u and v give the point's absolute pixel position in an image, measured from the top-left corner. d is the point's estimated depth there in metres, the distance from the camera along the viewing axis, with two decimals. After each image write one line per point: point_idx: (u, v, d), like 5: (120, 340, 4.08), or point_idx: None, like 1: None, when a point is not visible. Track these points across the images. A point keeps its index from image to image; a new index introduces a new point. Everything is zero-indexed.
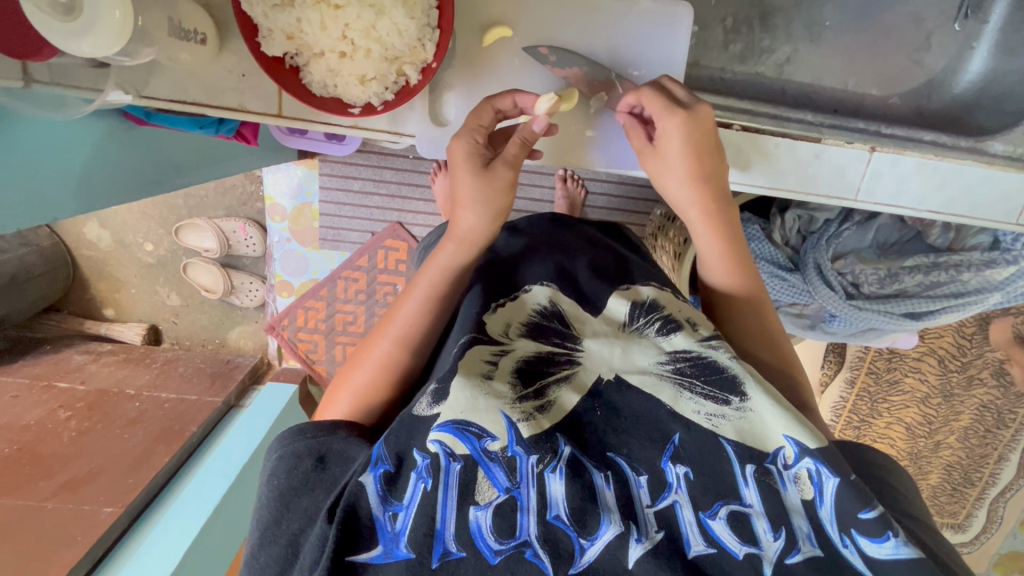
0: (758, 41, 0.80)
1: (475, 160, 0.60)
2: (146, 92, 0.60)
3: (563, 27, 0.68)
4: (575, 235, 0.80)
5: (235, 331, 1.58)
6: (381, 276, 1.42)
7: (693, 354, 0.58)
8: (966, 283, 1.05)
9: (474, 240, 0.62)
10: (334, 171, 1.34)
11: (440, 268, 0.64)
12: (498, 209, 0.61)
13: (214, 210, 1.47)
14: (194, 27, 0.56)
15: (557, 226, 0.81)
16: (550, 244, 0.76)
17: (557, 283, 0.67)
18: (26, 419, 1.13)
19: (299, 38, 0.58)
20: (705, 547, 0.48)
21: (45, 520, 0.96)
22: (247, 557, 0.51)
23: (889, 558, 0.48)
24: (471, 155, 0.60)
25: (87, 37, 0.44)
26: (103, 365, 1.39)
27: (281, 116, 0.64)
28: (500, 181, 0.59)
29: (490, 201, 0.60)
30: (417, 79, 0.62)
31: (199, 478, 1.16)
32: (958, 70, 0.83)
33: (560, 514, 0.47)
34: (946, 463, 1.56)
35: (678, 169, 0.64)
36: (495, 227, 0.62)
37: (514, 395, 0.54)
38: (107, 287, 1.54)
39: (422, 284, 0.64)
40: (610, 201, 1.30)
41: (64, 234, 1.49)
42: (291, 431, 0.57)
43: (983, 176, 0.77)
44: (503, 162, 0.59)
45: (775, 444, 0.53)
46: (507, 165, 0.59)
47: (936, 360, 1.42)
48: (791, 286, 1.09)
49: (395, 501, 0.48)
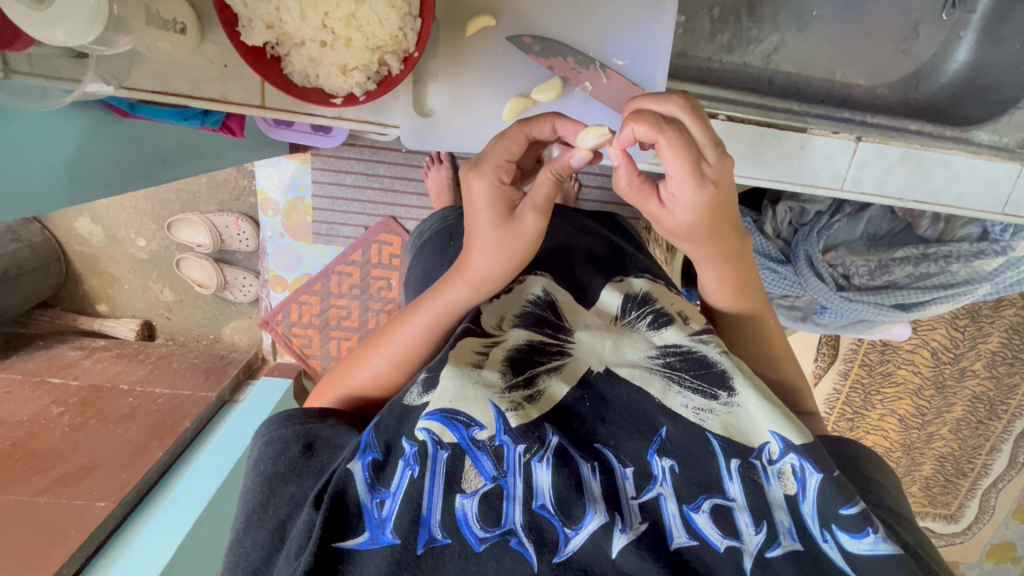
0: (746, 31, 0.80)
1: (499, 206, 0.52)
2: (127, 82, 0.59)
3: (548, 15, 0.68)
4: (566, 226, 0.79)
5: (229, 326, 1.58)
6: (374, 270, 1.42)
7: (683, 349, 0.58)
8: (956, 274, 1.05)
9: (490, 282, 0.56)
10: (325, 165, 1.33)
11: (445, 305, 0.58)
12: (519, 257, 0.54)
13: (207, 205, 1.47)
14: (174, 16, 0.56)
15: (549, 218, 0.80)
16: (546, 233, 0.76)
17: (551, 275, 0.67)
18: (20, 414, 1.14)
19: (279, 27, 0.58)
20: (688, 539, 0.48)
21: (38, 514, 0.96)
22: (230, 542, 0.52)
23: (868, 554, 0.48)
24: (493, 201, 0.51)
25: (61, 26, 0.44)
26: (97, 361, 1.39)
27: (264, 107, 0.64)
28: (525, 233, 0.52)
29: (512, 251, 0.53)
30: (400, 68, 0.61)
31: (193, 471, 1.17)
32: (946, 60, 0.83)
33: (545, 503, 0.47)
34: (939, 454, 1.57)
35: (683, 229, 0.53)
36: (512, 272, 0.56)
37: (505, 384, 0.53)
38: (100, 283, 1.54)
39: (423, 314, 0.59)
40: (603, 194, 1.30)
41: (57, 230, 1.49)
42: (279, 417, 0.56)
43: (971, 166, 0.77)
44: (530, 207, 0.51)
45: (760, 440, 0.53)
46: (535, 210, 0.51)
47: (929, 352, 1.42)
48: (783, 278, 1.10)
49: (382, 488, 0.48)
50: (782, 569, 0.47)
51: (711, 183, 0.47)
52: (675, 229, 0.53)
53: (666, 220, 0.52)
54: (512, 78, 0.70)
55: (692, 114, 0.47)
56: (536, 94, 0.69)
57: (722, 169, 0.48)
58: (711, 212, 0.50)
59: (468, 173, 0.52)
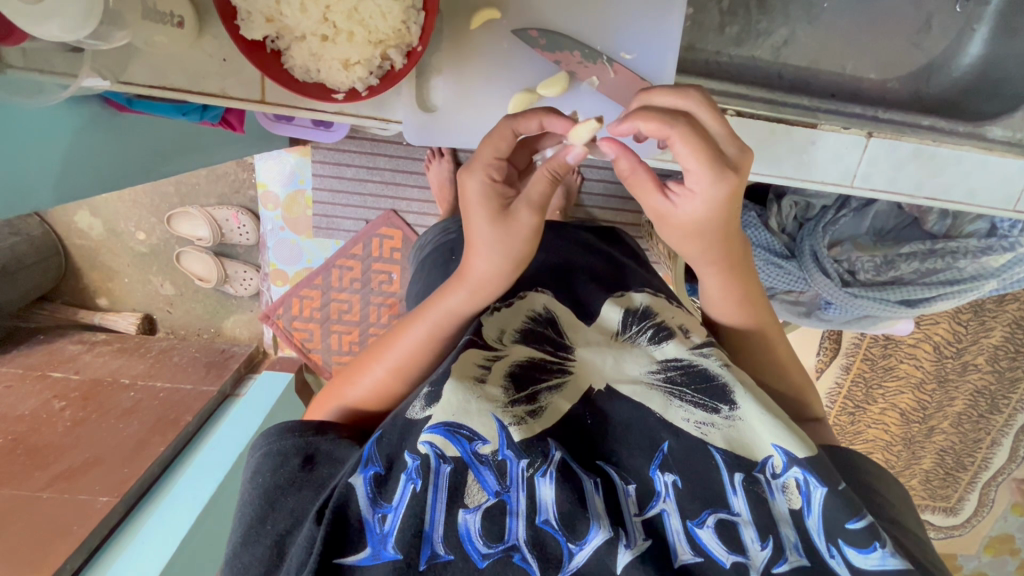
0: (755, 24, 0.78)
1: (491, 202, 0.50)
2: (124, 77, 0.58)
3: (553, 8, 0.66)
4: (566, 242, 0.79)
5: (230, 320, 1.57)
6: (375, 264, 1.41)
7: (684, 363, 0.57)
8: (962, 270, 1.04)
9: (489, 287, 0.55)
10: (326, 158, 1.32)
11: (447, 309, 0.57)
12: (516, 256, 0.52)
13: (206, 198, 1.46)
14: (171, 10, 0.55)
15: (549, 235, 0.80)
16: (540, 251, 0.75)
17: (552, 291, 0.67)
18: (21, 409, 1.13)
19: (279, 21, 0.56)
20: (692, 556, 0.48)
21: (40, 509, 0.96)
22: (229, 556, 0.51)
23: (877, 569, 0.47)
24: (489, 207, 0.50)
25: (54, 21, 0.43)
26: (98, 355, 1.39)
27: (264, 102, 0.63)
28: (520, 229, 0.50)
29: (507, 249, 0.51)
30: (402, 63, 0.60)
31: (195, 467, 1.16)
32: (959, 53, 0.81)
33: (548, 519, 0.47)
34: (939, 448, 1.57)
35: (693, 229, 0.51)
36: (511, 275, 0.54)
37: (506, 399, 0.52)
38: (100, 276, 1.53)
39: (424, 320, 0.58)
40: (606, 188, 1.29)
41: (56, 223, 1.48)
42: (278, 429, 0.56)
43: (985, 161, 0.76)
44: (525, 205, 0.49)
45: (764, 454, 0.52)
46: (530, 207, 0.49)
47: (931, 347, 1.42)
48: (786, 273, 1.09)
49: (383, 503, 0.48)
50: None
51: (730, 174, 0.46)
52: (686, 229, 0.51)
53: (678, 219, 0.50)
54: (518, 71, 0.68)
55: (706, 108, 0.47)
56: (541, 89, 0.68)
57: (740, 162, 0.47)
58: (726, 211, 0.49)
59: (462, 173, 0.51)
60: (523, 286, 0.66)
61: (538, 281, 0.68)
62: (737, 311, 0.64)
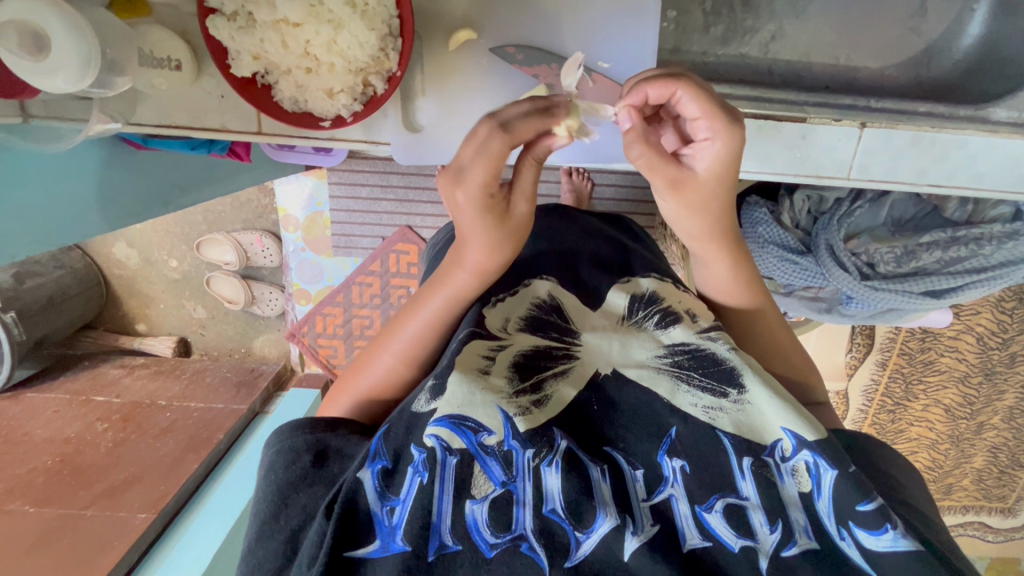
0: (741, 22, 0.78)
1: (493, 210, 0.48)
2: (133, 119, 0.63)
3: (530, 24, 0.69)
4: (572, 227, 0.80)
5: (260, 339, 1.63)
6: (393, 280, 1.44)
7: (691, 347, 0.57)
8: (989, 258, 1.00)
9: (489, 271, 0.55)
10: (342, 180, 1.36)
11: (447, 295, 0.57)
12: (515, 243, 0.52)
13: (232, 224, 1.53)
14: (167, 54, 0.59)
15: (555, 219, 0.81)
16: (547, 239, 0.76)
17: (556, 278, 0.68)
18: (67, 432, 1.21)
19: (265, 58, 0.60)
20: (701, 540, 0.47)
21: (83, 526, 1.02)
22: (244, 551, 0.52)
23: (887, 550, 0.47)
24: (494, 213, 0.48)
25: (60, 74, 0.48)
26: (137, 378, 1.46)
27: (262, 133, 0.67)
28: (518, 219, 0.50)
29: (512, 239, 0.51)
30: (384, 88, 0.63)
31: (227, 481, 1.21)
32: (960, 34, 0.80)
33: (555, 507, 0.47)
34: (991, 444, 1.49)
35: (709, 191, 0.52)
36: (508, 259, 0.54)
37: (511, 389, 0.53)
38: (138, 303, 1.61)
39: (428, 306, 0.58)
40: (618, 192, 1.28)
41: (95, 256, 1.57)
42: (290, 425, 0.57)
43: (988, 144, 0.75)
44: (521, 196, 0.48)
45: (772, 437, 0.51)
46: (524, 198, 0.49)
47: (974, 338, 1.35)
48: (803, 270, 1.06)
49: (391, 496, 0.48)
50: (799, 569, 0.46)
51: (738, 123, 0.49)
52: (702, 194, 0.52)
53: (694, 180, 0.51)
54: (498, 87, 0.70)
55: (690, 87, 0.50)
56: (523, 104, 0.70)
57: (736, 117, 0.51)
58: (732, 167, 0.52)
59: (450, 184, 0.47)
60: (527, 275, 0.67)
61: (541, 270, 0.69)
62: (741, 293, 0.64)
